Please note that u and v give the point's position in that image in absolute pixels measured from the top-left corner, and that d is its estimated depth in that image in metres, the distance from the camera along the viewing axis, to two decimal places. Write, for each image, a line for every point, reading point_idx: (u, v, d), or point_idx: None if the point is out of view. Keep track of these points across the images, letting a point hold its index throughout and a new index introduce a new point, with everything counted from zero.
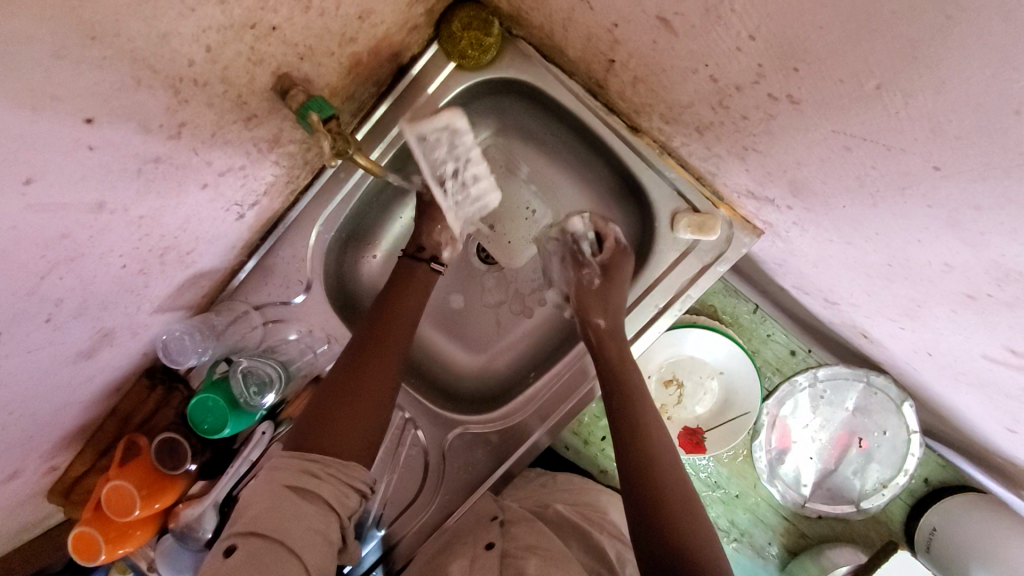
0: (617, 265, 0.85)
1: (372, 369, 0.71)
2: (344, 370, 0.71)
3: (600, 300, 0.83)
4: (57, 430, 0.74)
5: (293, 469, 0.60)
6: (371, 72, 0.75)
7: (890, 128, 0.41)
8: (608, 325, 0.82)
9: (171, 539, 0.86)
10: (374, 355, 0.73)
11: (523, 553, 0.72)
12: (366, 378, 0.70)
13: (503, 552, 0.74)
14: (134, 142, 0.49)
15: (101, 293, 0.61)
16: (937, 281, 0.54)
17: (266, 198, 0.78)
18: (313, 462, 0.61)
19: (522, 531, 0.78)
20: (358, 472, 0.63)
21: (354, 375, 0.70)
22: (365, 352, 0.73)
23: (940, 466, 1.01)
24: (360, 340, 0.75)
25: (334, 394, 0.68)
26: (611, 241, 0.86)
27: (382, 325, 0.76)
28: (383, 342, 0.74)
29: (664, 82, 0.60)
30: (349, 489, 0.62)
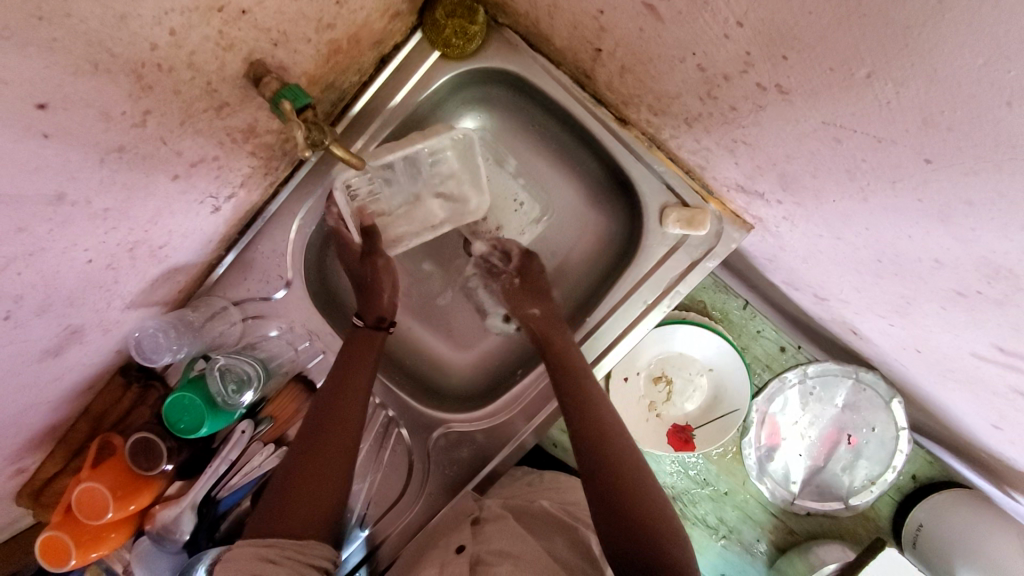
0: (531, 266, 0.90)
1: (328, 442, 0.70)
2: (299, 450, 0.69)
3: (528, 296, 0.88)
4: (24, 430, 0.72)
5: (250, 555, 0.57)
6: (351, 60, 0.73)
7: (881, 119, 0.39)
8: (540, 313, 0.86)
9: (148, 541, 0.84)
10: (330, 427, 0.71)
11: (494, 560, 0.67)
12: (323, 450, 0.69)
13: (474, 557, 0.69)
14: (93, 130, 0.47)
15: (65, 288, 0.58)
16: (928, 278, 0.53)
17: (243, 190, 0.75)
18: (268, 547, 0.58)
19: (495, 532, 0.73)
20: (318, 552, 0.61)
21: (310, 452, 0.69)
22: (322, 424, 0.71)
23: (927, 462, 1.01)
24: (316, 413, 0.72)
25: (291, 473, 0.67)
26: (516, 248, 0.90)
27: (339, 394, 0.74)
28: (340, 411, 0.72)
29: (652, 72, 0.58)
30: (309, 567, 0.60)
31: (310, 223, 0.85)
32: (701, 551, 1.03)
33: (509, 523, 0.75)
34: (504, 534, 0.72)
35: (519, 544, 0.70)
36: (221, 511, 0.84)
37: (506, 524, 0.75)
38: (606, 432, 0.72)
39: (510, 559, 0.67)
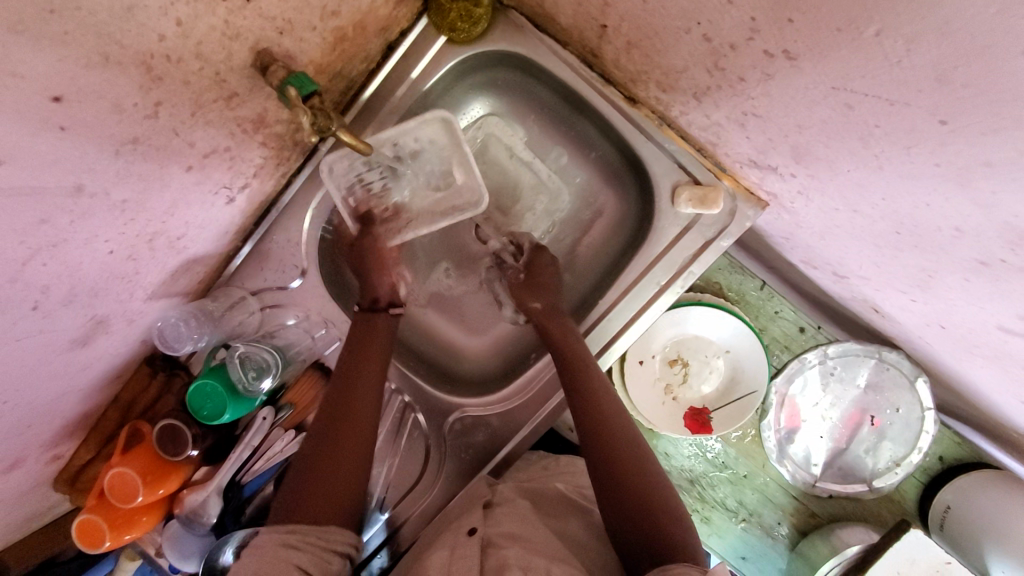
0: (536, 261, 0.88)
1: (347, 428, 0.70)
2: (319, 437, 0.69)
3: (530, 289, 0.87)
4: (56, 418, 0.75)
5: (271, 542, 0.58)
6: (358, 47, 0.73)
7: (892, 80, 0.38)
8: (542, 307, 0.84)
9: (177, 524, 0.86)
10: (348, 415, 0.71)
11: (504, 543, 0.66)
12: (343, 437, 0.69)
13: (484, 540, 0.68)
14: (107, 122, 0.48)
15: (89, 279, 0.60)
16: (949, 248, 0.51)
17: (256, 180, 0.77)
18: (290, 532, 0.59)
19: (506, 517, 0.72)
20: (338, 537, 0.62)
21: (330, 440, 0.68)
22: (340, 412, 0.71)
23: (955, 443, 0.98)
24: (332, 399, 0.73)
25: (312, 461, 0.67)
26: (528, 242, 0.91)
27: (356, 385, 0.74)
28: (356, 401, 0.72)
29: (658, 46, 0.57)
30: (331, 554, 0.60)
31: (323, 212, 0.86)
32: (720, 534, 1.03)
33: (518, 506, 0.75)
34: (514, 518, 0.72)
35: (529, 528, 0.70)
36: (246, 496, 0.86)
37: (516, 509, 0.74)
38: (612, 424, 0.71)
39: (519, 541, 0.67)
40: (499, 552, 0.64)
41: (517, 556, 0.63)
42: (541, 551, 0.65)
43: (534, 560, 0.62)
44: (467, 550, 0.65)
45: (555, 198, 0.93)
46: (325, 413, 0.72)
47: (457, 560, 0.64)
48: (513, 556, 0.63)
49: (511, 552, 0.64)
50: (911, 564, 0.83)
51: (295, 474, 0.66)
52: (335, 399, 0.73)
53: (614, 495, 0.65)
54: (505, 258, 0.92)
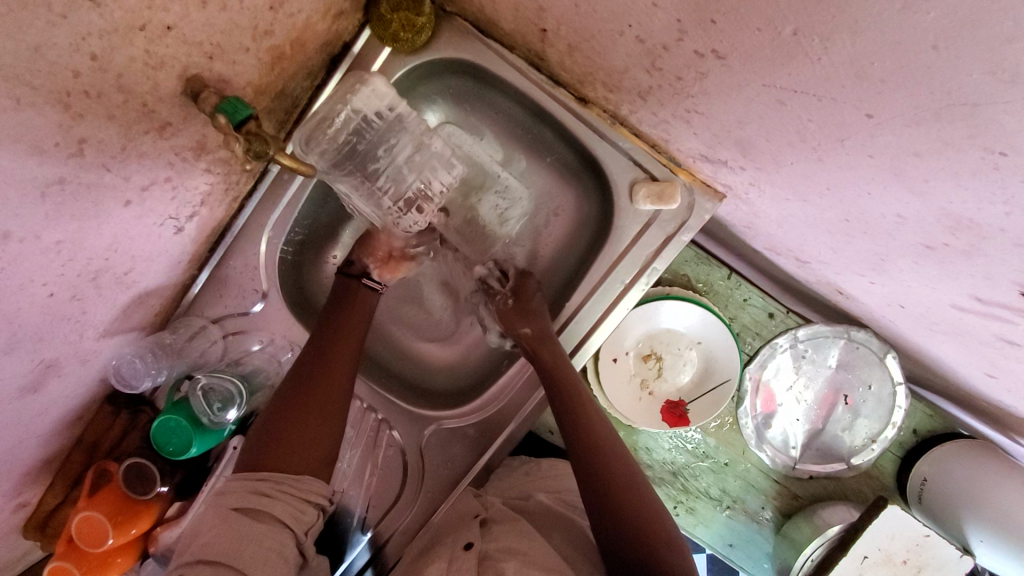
0: (522, 286, 0.88)
1: (321, 389, 0.69)
2: (291, 397, 0.68)
3: (520, 315, 0.84)
4: (16, 466, 0.73)
5: (245, 490, 0.58)
6: (299, 64, 0.71)
7: (817, 76, 0.38)
8: (531, 330, 0.82)
9: (154, 563, 0.84)
10: (325, 376, 0.71)
11: (502, 556, 0.65)
12: (320, 396, 0.69)
13: (483, 553, 0.68)
14: (29, 165, 0.46)
15: (31, 325, 0.58)
16: (896, 233, 0.51)
17: (205, 208, 0.75)
18: (264, 482, 0.59)
19: (503, 531, 0.72)
20: (313, 488, 0.62)
21: (305, 402, 0.67)
22: (317, 372, 0.71)
23: (927, 416, 1.00)
24: (307, 360, 0.72)
25: (287, 416, 0.66)
26: (513, 270, 0.91)
27: (331, 349, 0.74)
28: (334, 366, 0.72)
29: (596, 47, 0.57)
30: (304, 503, 0.61)
31: (280, 234, 0.85)
32: (707, 524, 1.03)
33: (519, 523, 0.73)
34: (514, 533, 0.70)
35: (528, 541, 0.68)
36: None
37: (516, 525, 0.73)
38: (599, 441, 0.71)
39: (518, 555, 0.65)
40: (498, 566, 0.64)
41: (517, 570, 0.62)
42: (541, 563, 0.63)
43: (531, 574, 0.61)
44: (465, 564, 0.66)
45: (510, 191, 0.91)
46: (299, 374, 0.71)
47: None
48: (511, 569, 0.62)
49: (510, 564, 0.63)
50: (892, 540, 0.83)
51: (269, 427, 0.65)
52: (311, 359, 0.72)
53: (608, 513, 0.65)
54: (491, 282, 0.92)
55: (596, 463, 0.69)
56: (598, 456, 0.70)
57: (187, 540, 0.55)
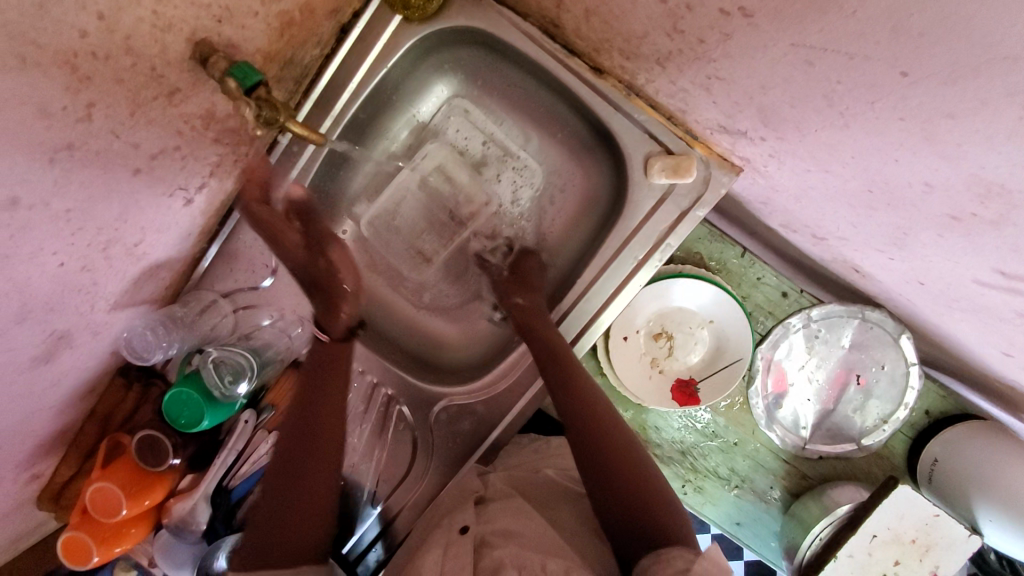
0: (523, 263, 0.89)
1: (314, 450, 0.70)
2: (286, 461, 0.69)
3: (518, 285, 0.86)
4: (30, 435, 0.73)
5: None
6: (307, 32, 0.70)
7: (850, 33, 0.37)
8: (525, 303, 0.83)
9: (167, 535, 0.85)
10: (320, 437, 0.71)
11: (497, 542, 0.65)
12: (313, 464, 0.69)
13: (478, 539, 0.67)
14: (36, 128, 0.45)
15: (41, 294, 0.58)
16: (920, 203, 0.49)
17: (214, 179, 0.74)
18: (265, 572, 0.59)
19: (501, 511, 0.71)
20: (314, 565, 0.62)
21: (298, 463, 0.68)
22: (308, 427, 0.71)
23: (940, 397, 0.99)
24: (295, 424, 0.71)
25: (280, 490, 0.67)
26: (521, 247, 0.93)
27: (319, 407, 0.72)
28: (323, 416, 0.72)
29: (616, 11, 0.56)
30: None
31: None
32: (715, 502, 1.04)
33: (514, 501, 0.73)
34: (509, 512, 0.70)
35: (524, 520, 0.68)
36: (235, 501, 0.85)
37: (510, 503, 0.73)
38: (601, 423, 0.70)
39: (514, 538, 0.65)
40: (494, 551, 0.63)
41: (513, 553, 0.61)
42: (535, 545, 0.62)
43: (529, 556, 0.60)
44: (460, 549, 0.65)
45: (524, 165, 0.92)
46: (293, 433, 0.71)
47: (451, 560, 0.64)
48: (507, 556, 0.61)
49: (505, 551, 0.62)
50: (901, 519, 0.83)
51: (268, 502, 0.66)
52: (301, 421, 0.71)
53: (603, 486, 0.64)
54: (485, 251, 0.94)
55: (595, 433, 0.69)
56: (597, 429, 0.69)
57: None
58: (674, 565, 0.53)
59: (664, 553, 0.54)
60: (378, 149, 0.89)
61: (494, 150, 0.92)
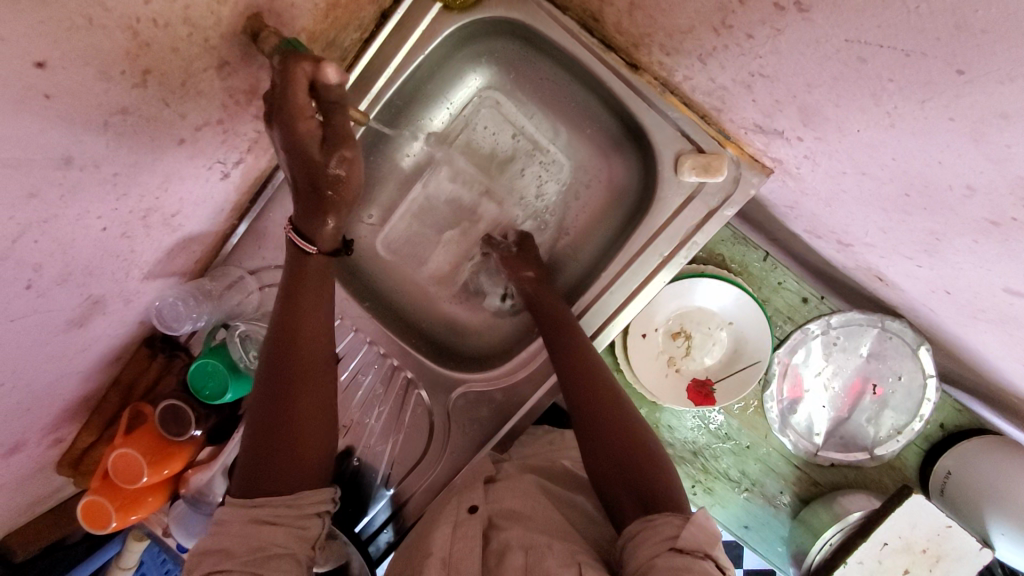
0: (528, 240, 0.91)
1: (300, 387, 0.66)
2: (269, 395, 0.65)
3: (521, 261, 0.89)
4: (59, 397, 0.75)
5: (243, 519, 0.60)
6: (352, 14, 0.71)
7: (908, 30, 0.37)
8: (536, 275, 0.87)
9: (183, 505, 0.85)
10: (302, 381, 0.66)
11: (506, 523, 0.66)
12: (298, 409, 0.66)
13: (487, 520, 0.67)
14: (95, 91, 0.46)
15: (83, 257, 0.59)
16: (958, 207, 0.49)
17: (250, 155, 0.75)
18: (259, 508, 0.61)
19: (508, 492, 0.72)
20: (311, 500, 0.64)
21: (284, 398, 0.65)
22: (287, 360, 0.66)
23: (956, 411, 0.98)
24: (271, 366, 0.66)
25: (267, 427, 0.64)
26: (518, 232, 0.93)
27: (297, 347, 0.67)
28: (303, 350, 0.67)
29: (663, 4, 0.57)
30: (306, 519, 0.63)
31: None
32: (724, 504, 1.04)
33: (520, 481, 0.74)
34: (517, 493, 0.71)
35: (531, 503, 0.69)
36: None
37: (518, 482, 0.73)
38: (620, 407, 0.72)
39: (521, 520, 0.66)
40: (501, 534, 0.64)
41: (519, 536, 0.62)
42: (544, 529, 0.64)
43: (535, 537, 0.61)
44: (471, 529, 0.65)
45: (551, 160, 0.93)
46: (270, 364, 0.66)
47: (460, 540, 0.64)
48: (514, 537, 0.62)
49: (514, 532, 0.63)
50: (914, 528, 0.83)
51: (254, 450, 0.64)
52: (277, 364, 0.66)
53: (602, 449, 0.68)
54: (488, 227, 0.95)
55: (597, 395, 0.72)
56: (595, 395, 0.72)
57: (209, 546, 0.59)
58: (664, 530, 0.56)
59: (654, 520, 0.58)
60: (410, 138, 0.90)
61: (521, 143, 0.92)
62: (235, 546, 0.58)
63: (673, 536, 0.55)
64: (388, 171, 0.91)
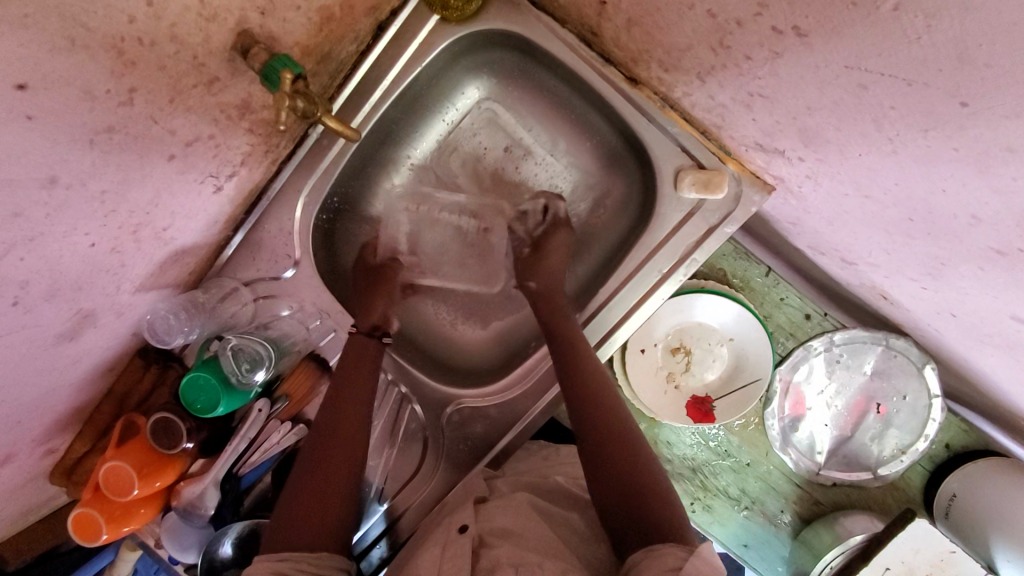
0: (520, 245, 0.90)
1: (335, 445, 0.70)
2: (308, 454, 0.70)
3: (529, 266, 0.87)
4: (49, 410, 0.74)
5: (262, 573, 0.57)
6: (347, 27, 0.70)
7: (910, 59, 0.36)
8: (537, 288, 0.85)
9: (175, 516, 0.85)
10: (332, 457, 0.69)
11: (496, 540, 0.64)
12: (326, 480, 0.67)
13: (477, 539, 0.66)
14: (78, 110, 0.46)
15: (71, 273, 0.58)
16: (963, 234, 0.48)
17: (244, 168, 0.74)
18: (280, 562, 0.59)
19: (497, 510, 0.70)
20: (331, 562, 0.61)
21: (320, 454, 0.69)
22: (330, 424, 0.72)
23: (962, 431, 0.96)
24: (315, 433, 0.72)
25: (299, 484, 0.67)
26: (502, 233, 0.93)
27: (336, 425, 0.72)
28: (346, 412, 0.73)
29: (660, 22, 0.56)
30: None
31: (316, 201, 0.82)
32: (723, 523, 1.02)
33: (514, 499, 0.72)
34: (509, 509, 0.70)
35: (524, 521, 0.67)
36: (245, 487, 0.86)
37: (511, 501, 0.71)
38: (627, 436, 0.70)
39: (512, 538, 0.64)
40: (490, 551, 0.62)
41: (509, 553, 0.61)
42: (535, 547, 0.62)
43: (526, 555, 0.60)
44: (459, 548, 0.63)
45: (549, 173, 0.92)
46: (317, 427, 0.72)
47: (450, 560, 0.62)
48: (503, 553, 0.61)
49: (502, 549, 0.62)
50: (916, 554, 0.81)
51: (284, 505, 0.66)
52: (321, 427, 0.72)
53: (609, 474, 0.66)
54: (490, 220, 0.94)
55: (613, 427, 0.71)
56: (603, 421, 0.70)
57: None
58: (666, 562, 0.53)
59: (660, 549, 0.55)
60: (411, 151, 0.91)
61: (518, 154, 0.92)
62: None
63: (677, 568, 0.52)
64: (389, 183, 0.92)
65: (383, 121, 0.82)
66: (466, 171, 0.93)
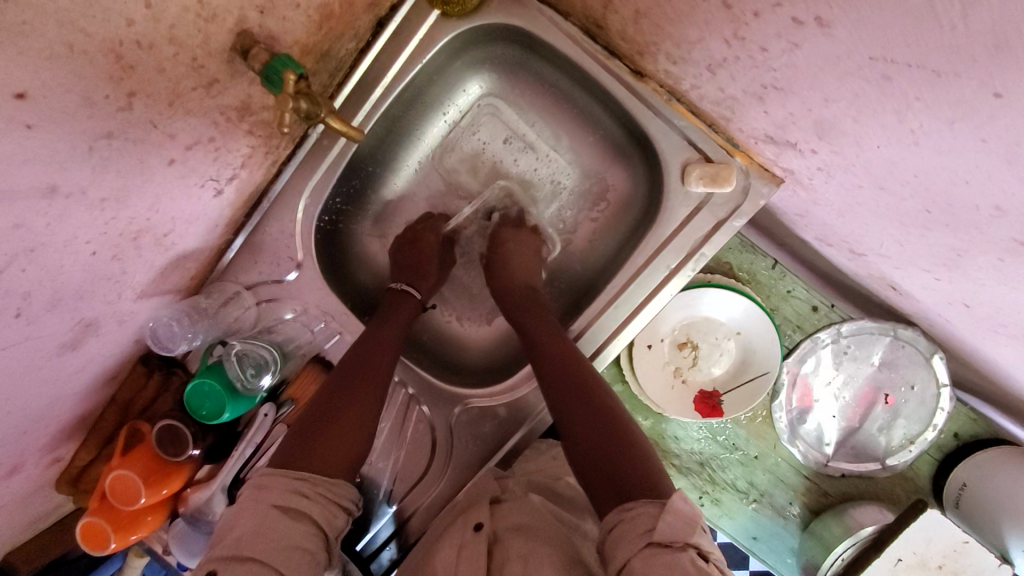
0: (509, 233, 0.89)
1: (365, 381, 0.70)
2: (339, 381, 0.69)
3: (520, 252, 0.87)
4: (53, 420, 0.73)
5: (282, 487, 0.57)
6: (347, 23, 0.69)
7: (939, 48, 0.35)
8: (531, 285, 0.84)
9: (182, 523, 0.83)
10: (355, 391, 0.68)
11: (512, 535, 0.64)
12: (346, 409, 0.66)
13: (492, 536, 0.65)
14: (77, 116, 0.44)
15: (72, 282, 0.57)
16: (984, 226, 0.47)
17: (244, 171, 0.72)
18: (300, 480, 0.58)
19: (514, 509, 0.70)
20: (346, 492, 0.61)
21: (351, 385, 0.69)
22: (365, 362, 0.72)
23: (971, 420, 0.96)
24: (348, 363, 0.72)
25: (324, 409, 0.66)
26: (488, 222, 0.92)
27: (369, 363, 0.72)
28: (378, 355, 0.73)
29: (671, 13, 0.55)
30: (337, 508, 0.60)
31: (317, 202, 0.81)
32: (731, 515, 1.02)
33: (528, 501, 0.71)
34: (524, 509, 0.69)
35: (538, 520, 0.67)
36: None
37: (525, 500, 0.71)
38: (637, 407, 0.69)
39: (528, 532, 0.65)
40: (505, 548, 0.63)
41: (521, 548, 0.62)
42: (550, 542, 0.63)
43: (534, 548, 0.61)
44: (475, 547, 0.63)
45: (551, 168, 0.91)
46: (349, 360, 0.72)
47: (467, 559, 0.62)
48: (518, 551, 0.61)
49: (517, 544, 0.63)
50: (928, 544, 0.81)
51: (304, 426, 0.65)
52: (356, 359, 0.72)
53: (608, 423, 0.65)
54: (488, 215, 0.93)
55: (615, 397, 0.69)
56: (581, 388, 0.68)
57: (223, 528, 0.55)
58: (640, 522, 0.52)
59: (632, 509, 0.54)
60: (411, 149, 0.89)
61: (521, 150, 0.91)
62: (257, 521, 0.54)
63: (649, 529, 0.51)
64: (392, 182, 0.91)
65: (383, 120, 0.80)
66: (468, 169, 0.92)
